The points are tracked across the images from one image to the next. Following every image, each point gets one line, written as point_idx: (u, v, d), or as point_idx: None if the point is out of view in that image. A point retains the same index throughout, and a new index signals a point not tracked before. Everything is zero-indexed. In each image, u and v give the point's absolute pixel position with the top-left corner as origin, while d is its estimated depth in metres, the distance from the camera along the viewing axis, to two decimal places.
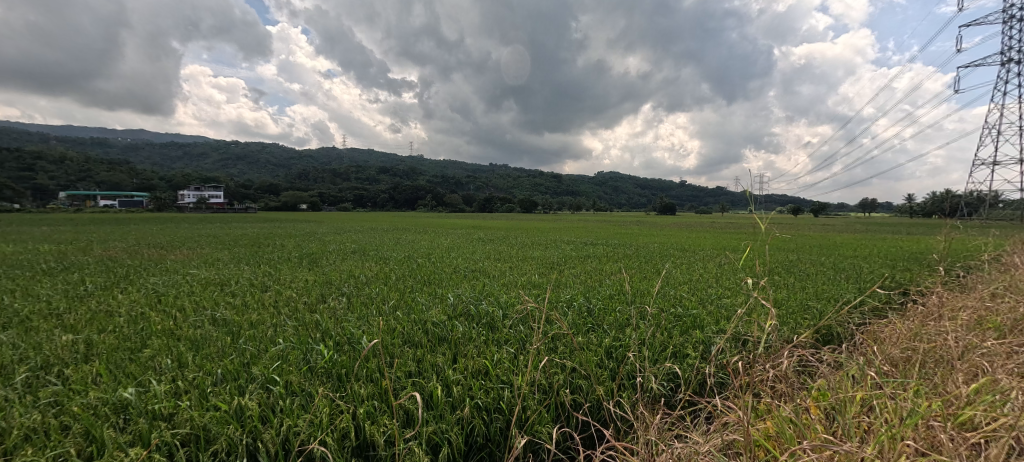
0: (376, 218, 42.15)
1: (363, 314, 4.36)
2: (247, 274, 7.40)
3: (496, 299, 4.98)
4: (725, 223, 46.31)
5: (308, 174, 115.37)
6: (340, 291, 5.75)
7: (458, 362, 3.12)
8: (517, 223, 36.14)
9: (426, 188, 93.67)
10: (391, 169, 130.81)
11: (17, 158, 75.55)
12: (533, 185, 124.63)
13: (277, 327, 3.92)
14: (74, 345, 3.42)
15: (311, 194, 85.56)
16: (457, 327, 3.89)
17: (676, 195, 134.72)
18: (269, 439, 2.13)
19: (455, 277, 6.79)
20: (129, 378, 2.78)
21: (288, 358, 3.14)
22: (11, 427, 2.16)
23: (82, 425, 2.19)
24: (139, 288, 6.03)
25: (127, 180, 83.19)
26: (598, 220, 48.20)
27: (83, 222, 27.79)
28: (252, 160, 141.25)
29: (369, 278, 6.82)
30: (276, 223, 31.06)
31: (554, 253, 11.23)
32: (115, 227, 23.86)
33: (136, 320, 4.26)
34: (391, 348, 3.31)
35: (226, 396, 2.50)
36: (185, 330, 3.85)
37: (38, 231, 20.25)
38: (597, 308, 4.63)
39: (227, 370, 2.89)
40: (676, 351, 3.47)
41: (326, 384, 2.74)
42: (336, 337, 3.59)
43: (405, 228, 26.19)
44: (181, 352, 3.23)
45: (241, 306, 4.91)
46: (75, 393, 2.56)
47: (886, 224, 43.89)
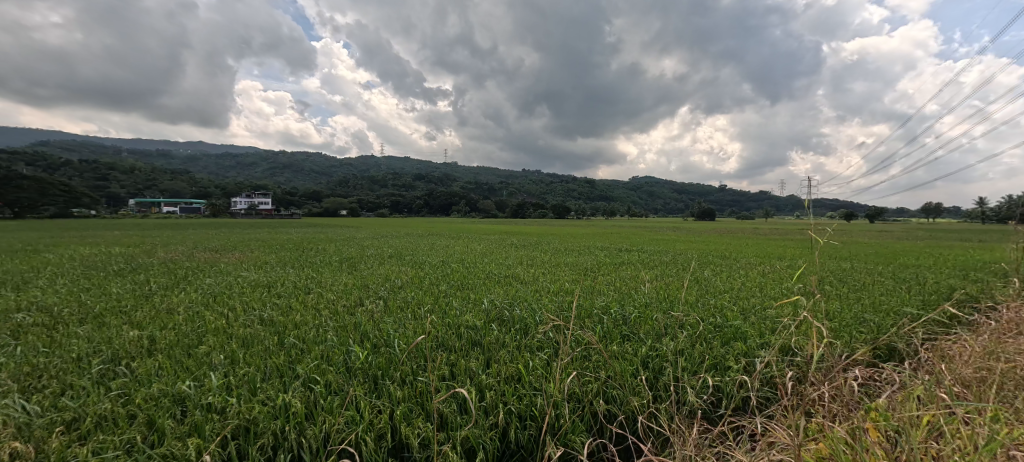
0: (412, 225, 43.32)
1: (399, 317, 4.46)
2: (292, 277, 7.78)
3: (529, 305, 4.96)
4: (770, 229, 44.25)
5: (349, 181, 120.30)
6: (378, 294, 5.94)
7: (491, 367, 3.13)
8: (549, 229, 36.06)
9: (460, 194, 95.29)
10: (426, 176, 134.08)
11: (94, 169, 83.30)
12: (567, 191, 123.95)
13: (319, 328, 4.10)
14: (140, 340, 3.70)
15: (351, 201, 89.13)
16: (489, 332, 3.91)
17: (715, 200, 129.90)
18: (311, 436, 2.22)
19: (489, 283, 6.81)
20: (187, 372, 2.97)
21: (329, 358, 3.26)
22: (86, 414, 2.36)
23: (145, 415, 2.36)
24: (196, 289, 6.47)
25: (187, 188, 89.66)
26: (633, 226, 47.23)
27: (150, 228, 30.42)
28: (297, 168, 148.89)
29: (405, 282, 7.00)
30: (318, 229, 32.64)
31: (587, 259, 11.09)
32: (176, 232, 25.80)
33: (193, 318, 4.57)
34: (426, 352, 3.37)
35: (271, 392, 2.63)
36: (237, 329, 4.09)
37: (110, 235, 22.25)
38: (632, 315, 4.52)
39: (274, 369, 3.03)
40: (717, 363, 3.32)
41: (363, 384, 2.82)
42: (373, 339, 3.71)
43: (438, 233, 26.69)
44: (233, 349, 3.44)
45: (286, 307, 5.16)
46: (140, 385, 2.76)
47: (954, 231, 40.36)
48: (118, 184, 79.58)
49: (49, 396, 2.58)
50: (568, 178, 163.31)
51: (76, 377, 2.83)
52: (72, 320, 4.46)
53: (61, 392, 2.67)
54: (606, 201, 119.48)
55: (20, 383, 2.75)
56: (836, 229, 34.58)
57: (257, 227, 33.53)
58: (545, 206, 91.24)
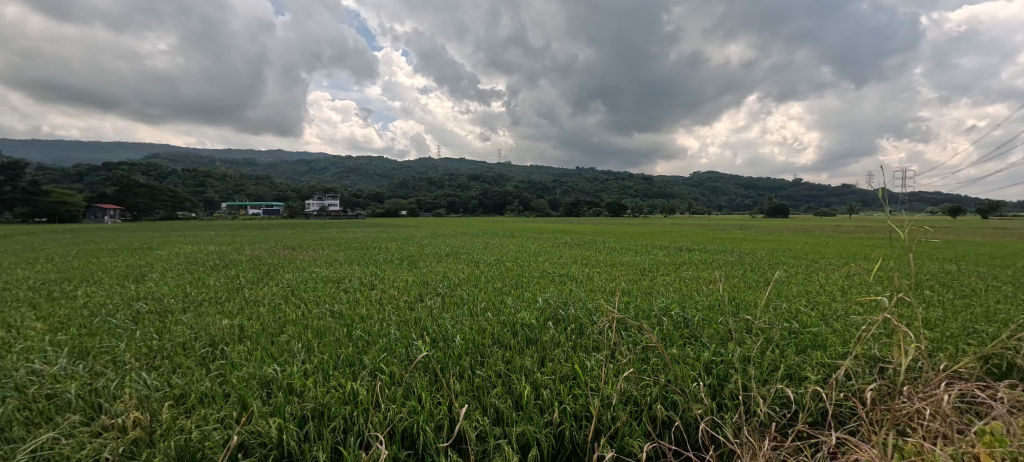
0: (469, 225, 44.41)
1: (456, 314, 4.59)
2: (358, 273, 8.32)
3: (585, 305, 4.89)
4: (852, 225, 39.82)
5: (409, 183, 125.92)
6: (436, 291, 6.18)
7: (546, 366, 3.14)
8: (605, 228, 35.25)
9: (514, 194, 96.25)
10: (481, 176, 136.81)
11: (194, 176, 94.62)
12: (623, 188, 120.48)
13: (384, 322, 4.35)
14: (232, 328, 4.14)
15: (411, 202, 93.29)
16: (544, 331, 3.92)
17: (788, 195, 119.68)
18: (378, 422, 2.36)
19: (543, 281, 6.82)
20: (271, 358, 3.29)
21: (393, 350, 3.45)
22: (191, 391, 2.70)
23: (238, 395, 2.64)
24: (278, 283, 7.13)
25: (268, 193, 98.92)
26: (692, 224, 44.82)
27: (238, 228, 34.09)
28: (362, 172, 158.42)
29: (461, 280, 7.22)
30: (380, 228, 34.50)
31: (645, 258, 10.73)
32: (258, 232, 28.57)
33: (274, 309, 5.05)
34: (482, 348, 3.45)
35: (342, 380, 2.83)
36: (312, 320, 4.45)
37: (204, 235, 25.03)
38: (695, 318, 4.29)
39: (343, 359, 3.26)
40: (792, 372, 3.07)
41: (424, 376, 2.95)
42: (432, 334, 3.86)
43: (493, 233, 27.14)
44: (309, 338, 3.75)
45: (354, 301, 5.53)
46: (232, 367, 3.10)
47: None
48: (212, 191, 89.68)
49: (164, 374, 2.98)
50: (624, 176, 158.44)
51: (183, 359, 3.24)
52: (179, 309, 5.10)
53: (172, 371, 3.06)
54: (664, 199, 114.53)
55: (141, 362, 3.20)
56: (938, 225, 30.41)
57: (329, 227, 36.40)
58: (599, 205, 89.37)
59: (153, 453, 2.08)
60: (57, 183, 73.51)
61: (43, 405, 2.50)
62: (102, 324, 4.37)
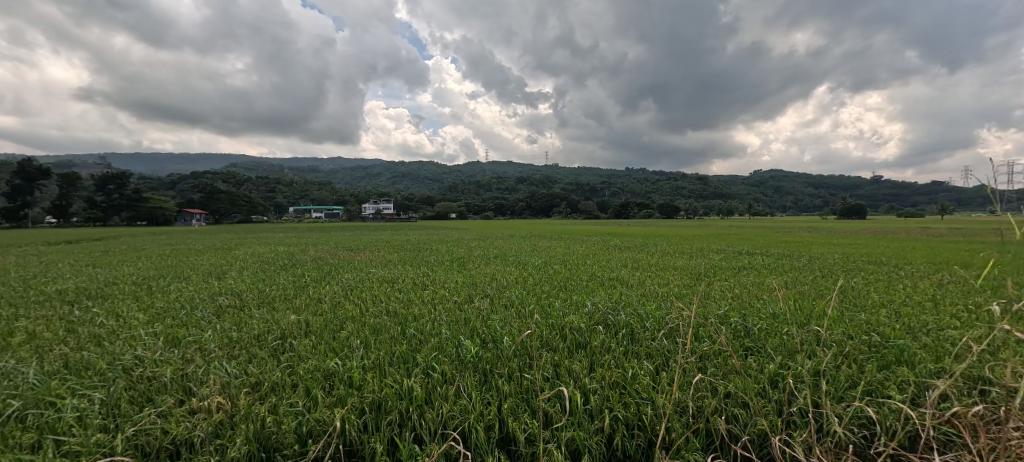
0: (517, 227, 44.62)
1: (504, 316, 4.64)
2: (411, 274, 8.64)
3: (636, 310, 4.75)
4: (943, 227, 35.60)
5: (458, 186, 129.12)
6: (485, 292, 6.28)
7: (596, 371, 3.08)
8: (656, 230, 34.04)
9: (562, 196, 95.63)
10: (528, 179, 137.33)
11: (265, 183, 103.11)
12: (676, 189, 115.73)
13: (435, 321, 4.48)
14: (299, 323, 4.46)
15: (460, 205, 95.51)
16: (594, 336, 3.85)
17: (866, 195, 108.94)
18: (430, 419, 2.43)
19: (592, 285, 6.69)
20: (333, 352, 3.51)
21: (444, 349, 3.54)
22: (265, 379, 2.94)
23: (304, 385, 2.84)
24: (338, 282, 7.61)
25: (330, 197, 105.49)
26: (752, 226, 42.25)
27: (303, 231, 36.98)
28: (414, 176, 164.82)
29: (509, 282, 7.30)
30: (432, 231, 35.84)
31: (700, 262, 10.24)
32: (321, 234, 30.65)
33: (335, 307, 5.38)
34: (531, 350, 3.45)
35: (398, 376, 2.95)
36: (369, 318, 4.69)
37: (275, 237, 27.20)
38: (758, 327, 4.02)
39: (398, 356, 3.40)
40: (872, 390, 2.78)
41: (474, 376, 3.00)
42: (482, 335, 3.92)
43: (540, 236, 27.09)
44: (367, 335, 3.95)
45: (407, 300, 5.76)
46: (299, 360, 3.34)
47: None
48: (281, 196, 97.18)
49: (242, 363, 3.26)
50: (677, 177, 152.04)
51: (258, 350, 3.54)
52: (254, 304, 5.58)
53: (249, 361, 3.36)
54: (722, 200, 108.50)
55: (224, 351, 3.54)
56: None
57: (383, 230, 38.18)
58: (651, 206, 86.42)
59: (234, 434, 2.29)
60: (155, 190, 83.11)
61: (145, 386, 2.83)
62: (191, 316, 4.88)
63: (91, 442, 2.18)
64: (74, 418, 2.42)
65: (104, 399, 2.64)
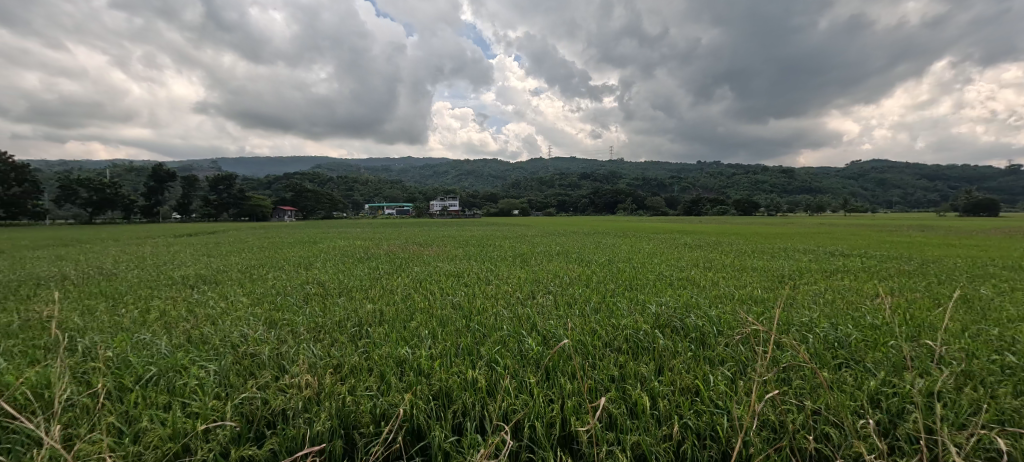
0: (580, 224, 43.89)
1: (566, 313, 4.60)
2: (475, 269, 8.86)
3: (707, 313, 4.46)
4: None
5: (521, 183, 130.18)
6: (547, 289, 6.27)
7: (664, 375, 2.94)
8: (732, 229, 31.64)
9: (627, 192, 92.50)
10: (592, 175, 134.65)
11: (345, 182, 111.77)
12: (755, 183, 106.66)
13: (498, 316, 4.55)
14: (374, 312, 4.80)
15: (523, 202, 96.18)
16: (660, 337, 3.67)
17: (998, 188, 92.28)
18: (493, 411, 2.49)
19: (659, 285, 6.40)
20: (403, 341, 3.73)
21: (506, 344, 3.59)
22: (345, 362, 3.20)
23: (378, 370, 3.04)
24: (409, 274, 8.05)
25: (401, 195, 111.67)
26: (845, 224, 37.80)
27: (376, 226, 39.66)
28: (478, 174, 169.19)
29: (572, 279, 7.21)
30: (494, 227, 36.51)
31: (784, 264, 9.34)
32: (391, 229, 32.47)
33: (405, 298, 5.70)
34: (593, 350, 3.37)
35: (462, 367, 3.05)
36: (436, 310, 4.90)
37: (351, 232, 29.37)
38: (854, 339, 3.58)
39: (463, 348, 3.51)
40: (1005, 419, 2.36)
41: (536, 372, 3.01)
42: (543, 331, 3.91)
43: (604, 233, 26.44)
44: (434, 326, 4.13)
45: (472, 294, 5.94)
46: (374, 345, 3.60)
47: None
48: (359, 195, 104.78)
49: (326, 346, 3.58)
50: (757, 171, 139.81)
51: (339, 335, 3.86)
52: (335, 293, 6.10)
53: (332, 344, 3.68)
54: (810, 195, 98.10)
55: (310, 334, 3.91)
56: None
57: (448, 225, 39.66)
58: (726, 202, 80.58)
59: (320, 409, 2.51)
60: (254, 190, 93.71)
61: (248, 362, 3.21)
62: (285, 302, 5.47)
63: (207, 407, 2.52)
64: (196, 386, 2.82)
65: (217, 371, 3.04)
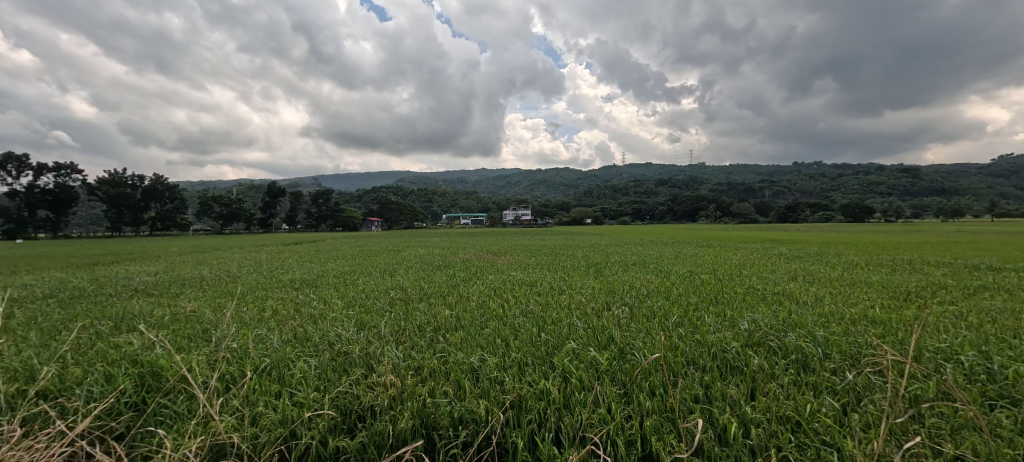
0: (659, 233, 41.79)
1: (645, 326, 4.37)
2: (548, 278, 8.80)
3: (811, 333, 3.95)
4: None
5: (594, 192, 127.94)
6: (624, 300, 6.03)
7: (757, 400, 2.66)
8: (840, 237, 27.88)
9: (710, 198, 86.42)
10: (670, 181, 127.98)
11: (425, 194, 118.82)
12: (868, 185, 93.33)
13: (572, 327, 4.48)
14: (451, 318, 5.01)
15: (596, 210, 94.35)
16: (753, 358, 3.33)
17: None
18: (568, 425, 2.46)
19: (750, 299, 5.83)
20: (478, 347, 3.83)
21: (579, 355, 3.51)
22: (425, 365, 3.36)
23: (454, 375, 3.15)
24: (483, 282, 8.27)
25: (476, 206, 115.63)
26: (993, 232, 31.45)
27: (453, 235, 41.57)
28: (550, 183, 169.65)
29: (651, 291, 6.86)
30: (567, 236, 36.13)
31: (909, 278, 8.00)
32: (466, 239, 33.65)
33: (480, 306, 5.84)
34: (675, 367, 3.16)
35: (536, 377, 3.05)
36: (509, 318, 4.95)
37: (430, 241, 31.01)
38: (1012, 372, 2.92)
39: (536, 357, 3.50)
40: None
41: (612, 387, 2.90)
42: (619, 344, 3.77)
43: (685, 242, 24.82)
44: (507, 334, 4.18)
45: (545, 304, 5.91)
46: (451, 350, 3.74)
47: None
48: (437, 206, 110.68)
49: (407, 349, 3.79)
50: (872, 171, 121.65)
51: (419, 339, 4.08)
52: (416, 299, 6.46)
53: (412, 347, 3.89)
54: (943, 197, 83.25)
55: (393, 337, 4.18)
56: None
57: (520, 235, 40.12)
58: (831, 208, 71.48)
59: (403, 408, 2.67)
60: (348, 203, 103.76)
61: (341, 359, 3.52)
62: (373, 305, 5.93)
63: (310, 397, 2.81)
64: (300, 377, 3.16)
65: (317, 366, 3.38)
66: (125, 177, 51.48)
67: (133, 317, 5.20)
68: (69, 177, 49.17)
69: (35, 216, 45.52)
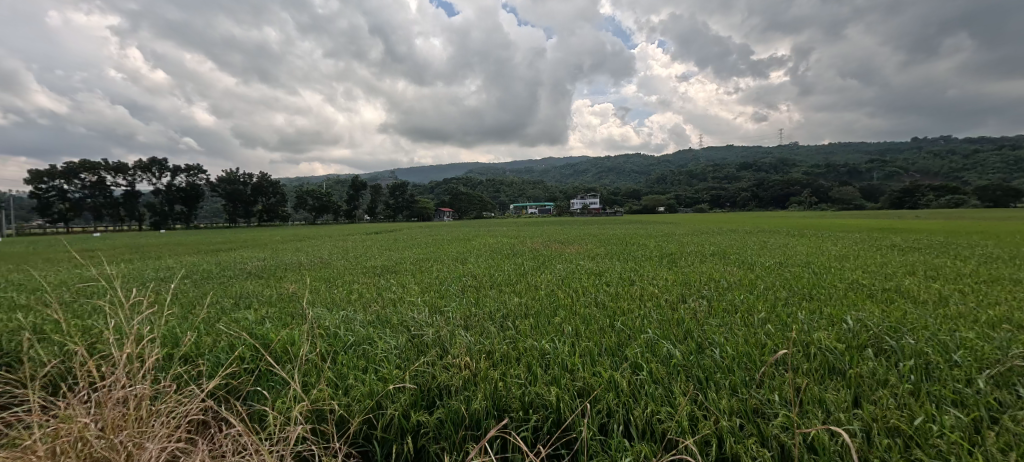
0: (741, 222, 38.71)
1: (725, 321, 4.09)
2: (619, 268, 8.55)
3: (935, 337, 3.42)
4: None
5: (668, 178, 121.47)
6: (701, 293, 5.68)
7: (859, 407, 2.38)
8: (975, 226, 23.48)
9: (804, 182, 77.71)
10: (755, 164, 117.20)
11: (494, 185, 121.36)
12: (1015, 161, 77.57)
13: (644, 318, 4.34)
14: (521, 305, 5.11)
15: (670, 199, 89.58)
16: (859, 361, 2.96)
17: None
18: (639, 417, 2.40)
19: (854, 296, 5.17)
20: (548, 335, 3.86)
21: (653, 348, 3.40)
22: (496, 350, 3.47)
23: (524, 361, 3.21)
24: (551, 272, 8.27)
25: (544, 195, 115.65)
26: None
27: (520, 224, 42.12)
28: (620, 170, 164.14)
29: (732, 283, 6.38)
30: (638, 225, 34.72)
31: None
32: (533, 228, 33.75)
33: (549, 294, 5.86)
34: (760, 365, 2.92)
35: (606, 367, 3.00)
36: (579, 308, 4.92)
37: (498, 231, 31.64)
38: None
39: (606, 348, 3.45)
40: None
41: (688, 381, 2.77)
42: (698, 339, 3.58)
43: (774, 231, 22.64)
44: (577, 324, 4.16)
45: (616, 294, 5.76)
46: (521, 337, 3.81)
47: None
48: (505, 197, 112.57)
49: (478, 334, 3.93)
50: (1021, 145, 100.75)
51: (490, 325, 4.20)
52: (485, 286, 6.66)
53: (483, 332, 4.02)
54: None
55: (467, 322, 4.36)
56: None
57: (588, 224, 39.40)
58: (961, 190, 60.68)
59: (475, 389, 2.79)
60: (422, 194, 109.57)
61: (419, 341, 3.76)
62: (447, 291, 6.24)
63: (392, 374, 3.04)
64: (383, 355, 3.43)
65: (399, 345, 3.65)
66: (239, 176, 59.12)
67: (248, 296, 6.02)
68: (197, 176, 57.69)
69: (173, 211, 54.14)
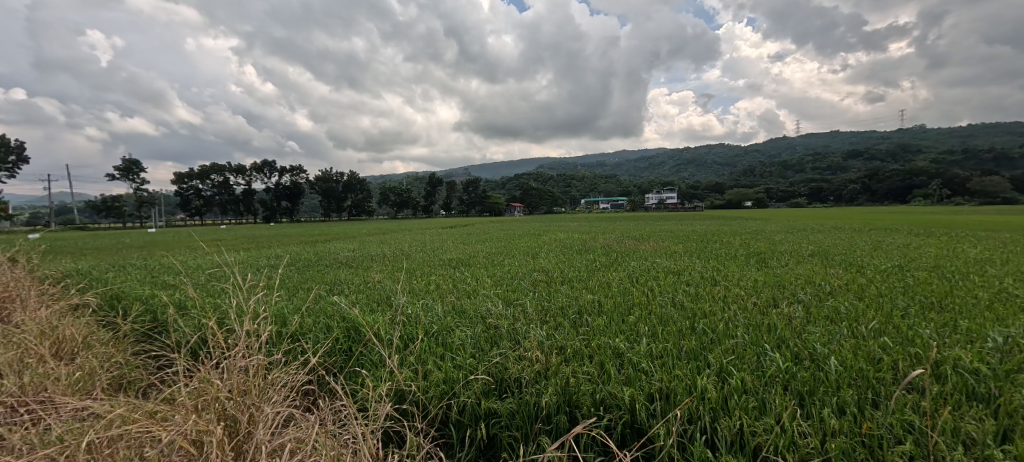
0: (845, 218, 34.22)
1: (828, 330, 3.65)
2: (699, 268, 7.95)
3: None
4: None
5: (757, 170, 111.05)
6: (798, 297, 5.11)
7: (1014, 444, 1.98)
8: None
9: (931, 172, 66.33)
10: (866, 152, 102.58)
11: (565, 180, 120.29)
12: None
13: (729, 322, 4.03)
14: (593, 302, 5.00)
15: (759, 193, 81.82)
16: (1010, 387, 2.46)
17: None
18: (726, 429, 2.23)
19: (1003, 308, 4.28)
20: (622, 334, 3.74)
21: (741, 354, 3.14)
22: (569, 346, 3.44)
23: (597, 359, 3.15)
24: (624, 269, 7.97)
25: (616, 190, 112.13)
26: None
27: (590, 220, 41.34)
28: (701, 163, 153.38)
29: (837, 288, 5.65)
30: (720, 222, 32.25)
31: None
32: (604, 224, 32.92)
33: (623, 292, 5.67)
34: (873, 383, 2.56)
35: (688, 372, 2.82)
36: (655, 307, 4.70)
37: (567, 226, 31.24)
38: None
39: (687, 351, 3.25)
40: None
41: (784, 394, 2.52)
42: (794, 348, 3.23)
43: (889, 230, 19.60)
44: (653, 324, 3.97)
45: (696, 295, 5.41)
46: (594, 335, 3.73)
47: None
48: (576, 192, 111.08)
49: (551, 329, 3.94)
50: None
51: (562, 321, 4.18)
52: (556, 281, 6.62)
53: (556, 327, 4.01)
54: None
55: (538, 317, 4.37)
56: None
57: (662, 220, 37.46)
58: None
59: (547, 383, 2.79)
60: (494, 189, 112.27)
61: (493, 332, 3.85)
62: (518, 285, 6.31)
63: (467, 363, 3.15)
64: (459, 345, 3.57)
65: (473, 336, 3.78)
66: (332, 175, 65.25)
67: (340, 283, 6.64)
68: (299, 176, 64.73)
69: (280, 206, 61.36)
